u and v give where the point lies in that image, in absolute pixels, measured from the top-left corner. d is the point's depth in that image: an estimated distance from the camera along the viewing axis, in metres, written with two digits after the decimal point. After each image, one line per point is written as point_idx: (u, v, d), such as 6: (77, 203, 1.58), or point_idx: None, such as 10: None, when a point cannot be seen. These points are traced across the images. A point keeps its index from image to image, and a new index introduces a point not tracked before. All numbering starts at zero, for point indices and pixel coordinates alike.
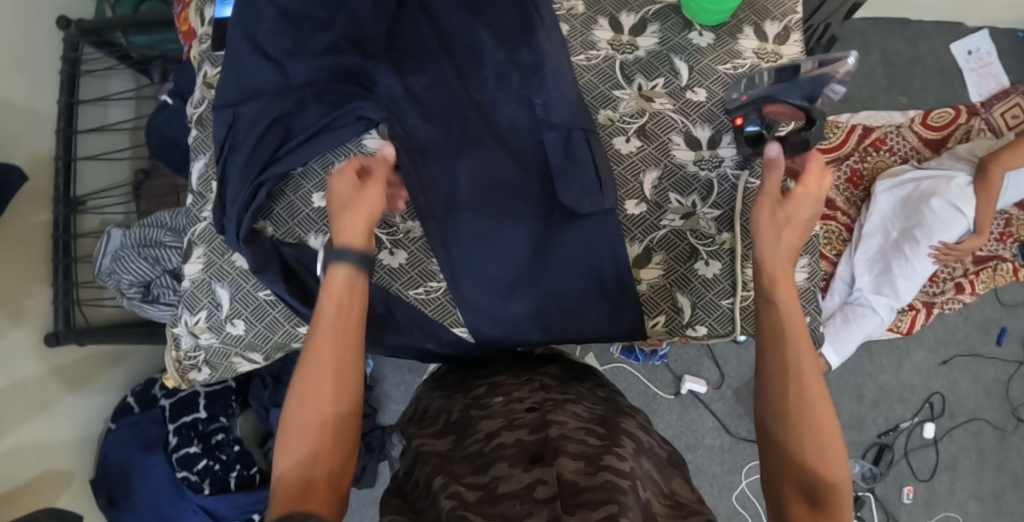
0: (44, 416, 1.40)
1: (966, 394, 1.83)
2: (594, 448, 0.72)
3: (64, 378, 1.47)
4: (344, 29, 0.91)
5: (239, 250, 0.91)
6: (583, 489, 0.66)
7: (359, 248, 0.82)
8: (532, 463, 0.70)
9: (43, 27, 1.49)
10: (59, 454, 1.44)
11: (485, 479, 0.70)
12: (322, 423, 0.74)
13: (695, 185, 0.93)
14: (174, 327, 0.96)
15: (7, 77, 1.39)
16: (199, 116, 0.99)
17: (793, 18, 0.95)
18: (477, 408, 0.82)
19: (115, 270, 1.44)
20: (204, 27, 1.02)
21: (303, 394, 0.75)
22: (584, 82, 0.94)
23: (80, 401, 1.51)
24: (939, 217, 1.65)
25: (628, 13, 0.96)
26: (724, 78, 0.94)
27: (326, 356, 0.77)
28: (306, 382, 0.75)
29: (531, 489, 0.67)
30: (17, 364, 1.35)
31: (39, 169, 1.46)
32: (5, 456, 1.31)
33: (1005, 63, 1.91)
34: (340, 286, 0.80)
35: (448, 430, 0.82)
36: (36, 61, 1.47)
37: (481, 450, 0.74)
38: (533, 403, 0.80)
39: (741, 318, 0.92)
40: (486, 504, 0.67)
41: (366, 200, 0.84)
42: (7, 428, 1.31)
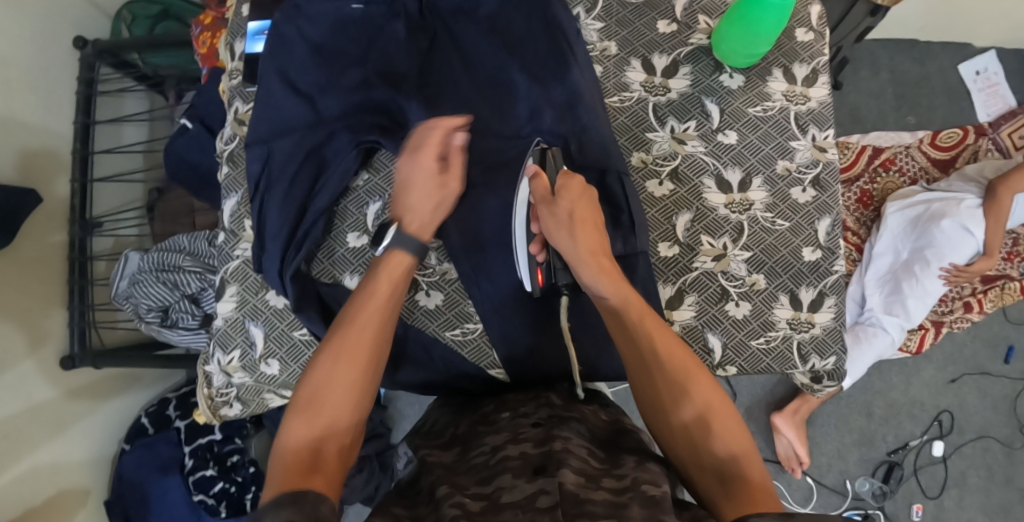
0: (60, 436, 1.40)
1: (974, 411, 1.84)
2: (595, 468, 0.73)
3: (79, 400, 1.47)
4: (376, 64, 0.92)
5: (282, 288, 0.91)
6: (583, 499, 0.66)
7: (421, 240, 0.87)
8: (536, 474, 0.70)
9: (60, 48, 1.48)
10: (74, 475, 1.44)
11: (489, 490, 0.70)
12: (344, 398, 0.76)
13: (726, 227, 0.94)
14: (207, 366, 0.98)
15: (25, 98, 1.38)
16: (231, 153, 0.99)
17: (821, 60, 0.98)
18: (485, 423, 0.84)
19: (132, 294, 1.43)
20: (234, 62, 1.02)
21: (329, 363, 0.77)
22: (617, 124, 0.95)
23: (95, 421, 1.50)
24: (948, 238, 1.64)
25: (660, 54, 0.97)
26: (754, 121, 0.95)
27: (359, 336, 0.79)
28: (341, 355, 0.78)
29: (532, 499, 0.66)
30: (32, 385, 1.34)
31: (56, 190, 1.45)
32: (21, 478, 1.30)
33: (1012, 83, 1.92)
34: (400, 260, 0.85)
35: (454, 442, 0.83)
36: (54, 81, 1.46)
37: (486, 463, 0.75)
38: (538, 419, 0.81)
39: (769, 358, 0.92)
40: (490, 513, 0.66)
41: (445, 193, 0.89)
42: (24, 451, 1.31)
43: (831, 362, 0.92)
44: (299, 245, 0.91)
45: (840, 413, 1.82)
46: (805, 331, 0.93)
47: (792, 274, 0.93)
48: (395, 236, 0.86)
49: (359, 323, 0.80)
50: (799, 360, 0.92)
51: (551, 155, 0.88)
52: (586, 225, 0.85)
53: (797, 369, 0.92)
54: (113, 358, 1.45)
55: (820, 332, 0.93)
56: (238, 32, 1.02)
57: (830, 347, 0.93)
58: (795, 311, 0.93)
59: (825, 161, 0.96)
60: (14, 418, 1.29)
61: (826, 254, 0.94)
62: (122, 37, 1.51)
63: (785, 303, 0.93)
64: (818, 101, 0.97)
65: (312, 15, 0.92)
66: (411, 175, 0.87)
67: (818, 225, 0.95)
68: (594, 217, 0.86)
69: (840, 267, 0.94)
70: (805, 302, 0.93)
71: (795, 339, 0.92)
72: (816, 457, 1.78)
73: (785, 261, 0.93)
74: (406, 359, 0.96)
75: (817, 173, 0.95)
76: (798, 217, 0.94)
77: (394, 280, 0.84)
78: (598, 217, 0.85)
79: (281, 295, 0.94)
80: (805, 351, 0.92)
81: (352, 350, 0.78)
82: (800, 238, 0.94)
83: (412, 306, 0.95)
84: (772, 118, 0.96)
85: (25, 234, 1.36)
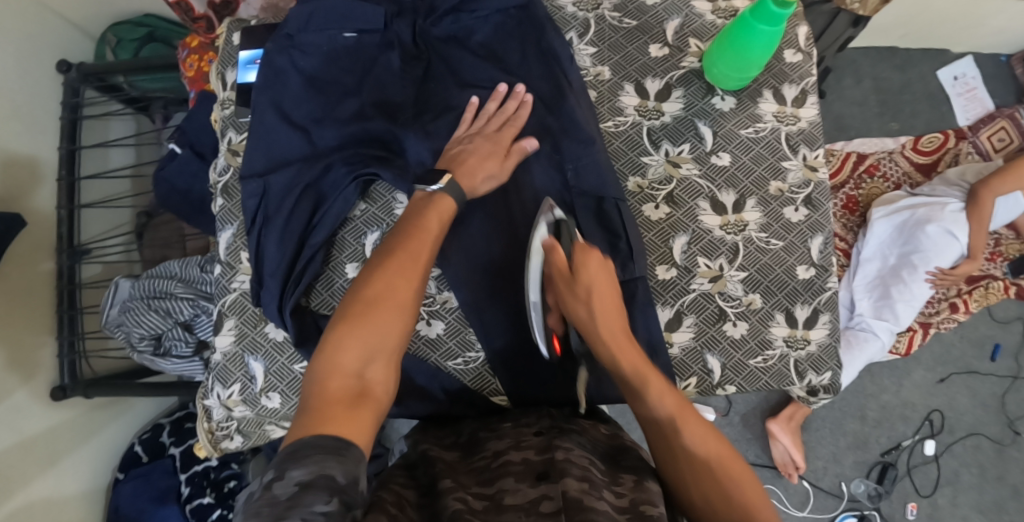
0: (54, 469, 1.38)
1: (964, 410, 1.87)
2: (598, 476, 0.73)
3: (71, 431, 1.44)
4: (371, 95, 0.93)
5: (282, 324, 0.90)
6: (586, 507, 0.66)
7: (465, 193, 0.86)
8: (538, 480, 0.71)
9: (42, 73, 1.44)
10: (69, 508, 1.42)
11: (492, 491, 0.72)
12: (394, 325, 0.74)
13: (721, 248, 0.95)
14: (206, 400, 0.97)
15: (7, 127, 1.34)
16: (225, 184, 0.98)
17: (810, 81, 1.00)
18: (486, 430, 0.86)
19: (122, 323, 1.36)
20: (227, 91, 1.01)
21: (379, 292, 0.75)
22: (613, 148, 0.96)
23: (88, 452, 1.48)
24: (934, 241, 1.67)
25: (653, 78, 0.99)
26: (746, 142, 0.97)
27: (412, 271, 0.78)
28: (391, 285, 0.76)
29: (536, 503, 0.67)
30: (24, 419, 1.32)
31: (42, 219, 1.41)
32: (17, 513, 1.28)
33: (989, 87, 1.96)
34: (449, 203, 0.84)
35: (456, 447, 0.85)
36: (37, 107, 1.42)
37: (488, 466, 0.76)
38: (539, 429, 0.82)
39: (767, 376, 0.93)
40: (493, 513, 0.67)
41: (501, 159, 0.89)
42: (19, 485, 1.29)
43: (827, 377, 0.94)
44: (300, 280, 0.90)
45: (834, 417, 1.84)
46: (801, 348, 0.94)
47: (787, 292, 0.95)
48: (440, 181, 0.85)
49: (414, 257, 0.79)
50: (797, 377, 0.93)
51: (565, 227, 0.87)
52: (605, 302, 0.83)
53: (795, 385, 0.94)
54: (104, 388, 1.41)
55: (815, 349, 0.94)
56: (230, 61, 1.01)
57: (826, 363, 0.94)
58: (791, 328, 0.94)
59: (815, 181, 0.98)
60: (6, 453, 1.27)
61: (819, 272, 0.96)
62: (107, 61, 1.47)
63: (780, 322, 0.94)
64: (808, 121, 0.99)
65: (306, 46, 0.93)
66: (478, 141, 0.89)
67: (810, 244, 0.96)
68: (610, 291, 0.84)
69: (834, 283, 0.96)
70: (800, 319, 0.94)
71: (792, 357, 0.94)
72: (812, 461, 1.80)
73: (779, 279, 0.95)
74: (410, 393, 0.94)
75: (809, 192, 0.97)
76: (792, 236, 0.96)
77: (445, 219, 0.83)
78: (617, 292, 0.83)
79: (280, 327, 0.94)
80: (802, 368, 0.93)
81: (404, 283, 0.77)
82: (793, 257, 0.95)
83: (414, 336, 0.96)
84: (764, 139, 0.98)
85: (9, 264, 1.33)
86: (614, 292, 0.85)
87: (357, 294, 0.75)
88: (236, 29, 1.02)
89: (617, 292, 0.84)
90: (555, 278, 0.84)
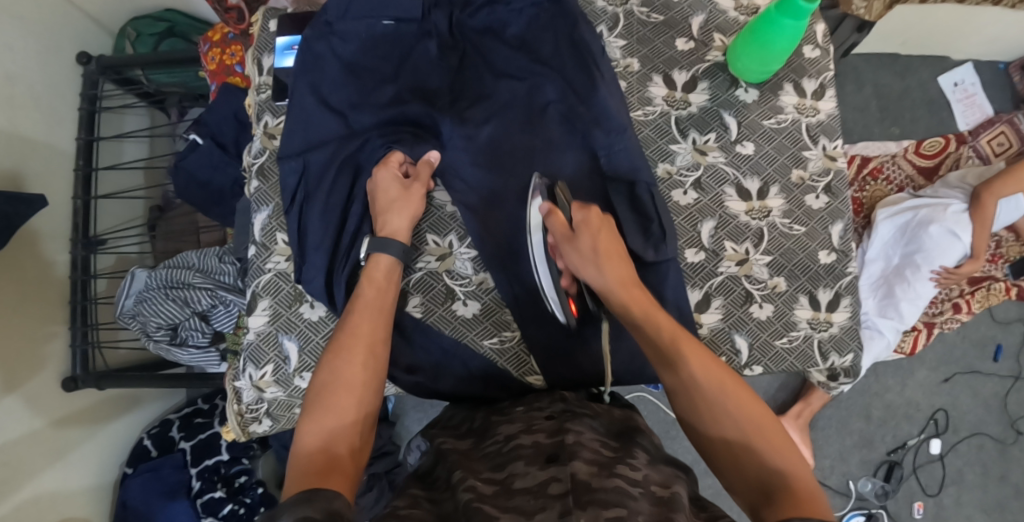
0: (60, 463, 1.34)
1: (968, 410, 1.84)
2: (607, 456, 0.73)
3: (79, 424, 1.40)
4: (409, 82, 0.99)
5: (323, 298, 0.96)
6: (596, 487, 0.66)
7: (403, 244, 0.92)
8: (548, 462, 0.71)
9: (63, 65, 1.43)
10: (76, 502, 1.38)
11: (502, 476, 0.72)
12: (350, 398, 0.77)
13: (747, 233, 1.00)
14: (236, 382, 0.99)
15: (25, 112, 1.32)
16: (260, 167, 1.02)
17: (827, 75, 1.06)
18: (498, 413, 0.88)
19: (138, 313, 1.36)
20: (262, 76, 1.05)
21: (330, 371, 0.79)
22: (643, 136, 1.01)
23: (94, 447, 1.43)
24: (937, 243, 1.64)
25: (679, 70, 1.04)
26: (769, 132, 1.03)
27: (359, 341, 0.82)
28: (339, 362, 0.80)
29: (545, 485, 0.67)
30: (34, 407, 1.29)
31: (56, 208, 1.39)
32: (21, 508, 1.24)
33: (988, 94, 1.99)
34: (385, 260, 0.91)
35: (469, 434, 0.86)
36: (55, 98, 1.40)
37: (500, 451, 0.77)
38: (551, 412, 0.82)
39: (794, 356, 0.98)
40: (502, 497, 0.68)
41: (412, 201, 0.95)
42: (24, 478, 1.25)
43: (849, 359, 1.00)
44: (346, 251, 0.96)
45: (839, 416, 1.80)
46: (824, 330, 0.99)
47: (810, 276, 1.00)
48: (376, 243, 0.91)
49: (357, 328, 0.83)
50: (820, 358, 0.99)
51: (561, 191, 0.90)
52: (609, 254, 0.86)
53: (819, 366, 0.99)
54: (118, 380, 1.38)
55: (838, 330, 1.00)
56: (266, 48, 1.05)
57: (847, 344, 1.00)
58: (815, 311, 1.00)
59: (835, 169, 1.03)
60: (5, 448, 1.22)
61: (840, 256, 1.01)
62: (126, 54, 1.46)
63: (805, 304, 1.00)
64: (826, 114, 1.05)
65: (344, 34, 0.97)
66: (377, 189, 0.94)
67: (831, 230, 1.02)
68: (613, 244, 0.87)
69: (854, 268, 1.02)
70: (823, 302, 1.00)
71: (816, 338, 0.99)
72: (819, 460, 1.77)
73: (803, 264, 1.00)
74: (446, 375, 0.99)
75: (829, 181, 1.03)
76: (814, 222, 1.02)
77: (377, 286, 0.89)
78: (618, 243, 0.86)
79: (317, 308, 0.99)
80: (825, 349, 0.99)
81: (354, 355, 0.81)
82: (816, 242, 1.01)
83: (450, 316, 1.00)
84: (786, 129, 1.03)
85: (20, 251, 1.30)
86: (618, 245, 0.88)
87: (313, 385, 0.79)
88: (272, 16, 1.07)
89: (622, 245, 0.87)
90: (559, 237, 0.87)
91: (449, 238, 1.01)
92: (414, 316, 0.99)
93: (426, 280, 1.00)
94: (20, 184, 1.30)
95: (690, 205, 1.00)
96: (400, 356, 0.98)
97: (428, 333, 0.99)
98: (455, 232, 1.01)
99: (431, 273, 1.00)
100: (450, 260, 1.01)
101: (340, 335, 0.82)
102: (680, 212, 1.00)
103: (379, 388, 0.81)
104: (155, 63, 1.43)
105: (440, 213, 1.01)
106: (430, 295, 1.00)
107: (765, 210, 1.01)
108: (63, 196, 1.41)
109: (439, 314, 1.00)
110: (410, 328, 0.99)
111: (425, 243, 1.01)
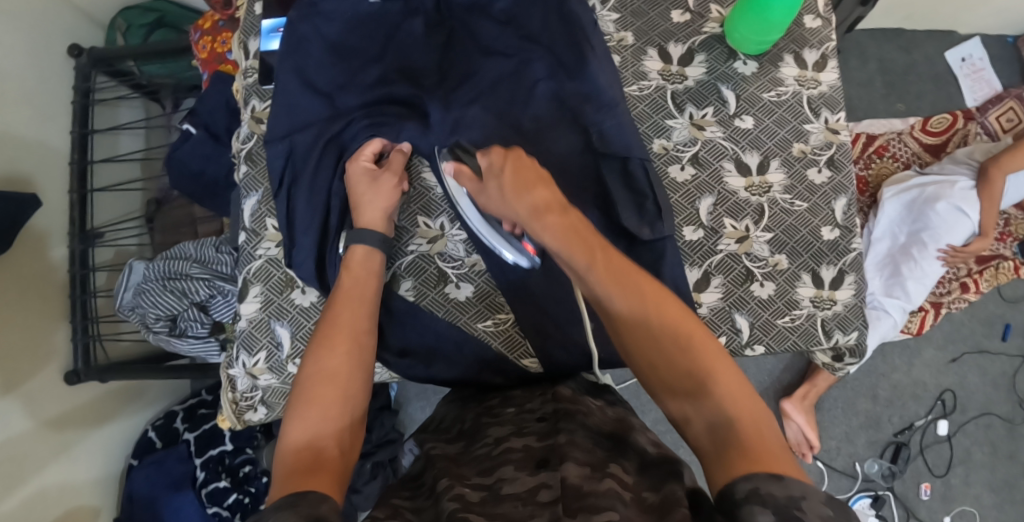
0: (65, 456, 1.33)
1: (975, 389, 1.81)
2: (602, 456, 0.73)
3: (82, 417, 1.39)
4: (396, 60, 0.97)
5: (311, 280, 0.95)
6: (586, 492, 0.65)
7: (379, 234, 0.92)
8: (538, 467, 0.71)
9: (54, 58, 1.40)
10: (84, 494, 1.37)
11: (490, 481, 0.72)
12: (332, 391, 0.77)
13: (747, 209, 0.98)
14: (231, 370, 0.99)
15: (17, 107, 1.29)
16: (248, 152, 1.00)
17: (829, 46, 1.03)
18: (489, 416, 0.87)
19: (138, 305, 1.33)
20: (249, 60, 1.03)
21: (313, 366, 0.79)
22: (637, 112, 0.99)
23: (98, 440, 1.43)
24: (944, 220, 1.61)
25: (675, 43, 1.01)
26: (768, 105, 1.00)
27: (341, 332, 0.83)
28: (321, 354, 0.80)
29: (534, 492, 0.68)
30: (36, 401, 1.28)
31: (51, 203, 1.37)
32: (27, 502, 1.23)
33: (996, 69, 1.93)
34: (361, 249, 0.91)
35: (460, 437, 0.85)
36: (48, 92, 1.38)
37: (489, 454, 0.77)
38: (543, 414, 0.83)
39: (796, 335, 0.96)
40: (489, 504, 0.68)
41: (387, 193, 0.94)
42: (31, 471, 1.25)
43: (854, 337, 0.97)
44: (336, 233, 0.96)
45: (846, 397, 1.78)
46: (828, 308, 0.97)
47: (812, 253, 0.98)
48: (354, 234, 0.91)
49: (334, 315, 0.84)
50: (823, 336, 0.97)
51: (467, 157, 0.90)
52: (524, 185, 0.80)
53: (822, 345, 0.97)
54: (120, 373, 1.37)
55: (842, 308, 0.97)
56: (252, 31, 1.03)
57: (852, 322, 0.97)
58: (817, 289, 0.97)
59: (837, 143, 1.01)
60: (7, 445, 1.20)
61: (844, 232, 0.99)
62: (117, 45, 1.42)
63: (807, 282, 0.97)
64: (828, 85, 1.02)
65: (329, 13, 0.95)
66: (352, 181, 0.94)
67: (834, 205, 0.99)
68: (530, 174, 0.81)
69: (857, 244, 0.99)
70: (826, 280, 0.98)
71: (819, 317, 0.97)
72: (825, 442, 1.75)
73: (805, 240, 0.98)
74: (440, 358, 0.98)
75: (831, 154, 1.00)
76: (816, 197, 0.99)
77: (355, 275, 0.89)
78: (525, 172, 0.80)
79: (308, 293, 0.97)
80: (829, 327, 0.97)
81: (336, 346, 0.81)
82: (818, 218, 0.99)
83: (443, 299, 0.98)
84: (786, 102, 1.01)
85: (18, 247, 1.28)
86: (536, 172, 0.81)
87: (297, 381, 0.79)
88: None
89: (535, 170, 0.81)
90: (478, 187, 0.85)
91: (440, 220, 0.99)
92: (406, 299, 0.98)
93: (417, 263, 0.99)
94: (14, 180, 1.28)
95: (688, 182, 0.98)
96: (394, 339, 0.98)
97: (420, 317, 0.98)
98: (446, 214, 0.99)
99: (423, 256, 0.99)
100: (442, 242, 0.99)
101: (321, 327, 0.83)
102: (676, 188, 0.98)
103: (366, 379, 0.81)
104: (144, 53, 1.40)
105: (431, 195, 0.99)
106: (422, 278, 0.98)
107: (764, 186, 0.99)
108: (57, 190, 1.38)
109: (431, 298, 0.98)
110: (403, 312, 0.98)
111: (415, 225, 0.99)
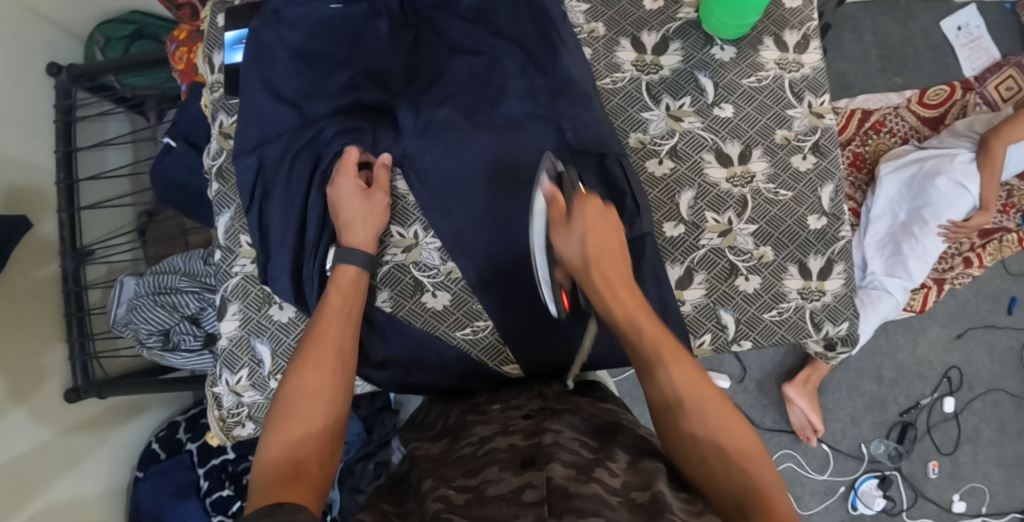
0: (71, 472, 1.32)
1: (982, 366, 1.78)
2: (586, 459, 0.71)
3: (84, 433, 1.37)
4: (361, 65, 0.95)
5: (291, 294, 0.94)
6: (572, 493, 0.63)
7: (367, 254, 0.91)
8: (523, 467, 0.69)
9: (34, 79, 1.37)
10: (90, 508, 1.36)
11: (476, 482, 0.70)
12: (317, 409, 0.76)
13: (729, 202, 0.96)
14: (215, 388, 0.97)
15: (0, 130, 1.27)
16: (219, 168, 0.99)
17: (811, 26, 1.00)
18: (474, 412, 0.86)
19: (130, 320, 1.31)
20: (214, 74, 1.02)
21: (297, 385, 0.77)
22: (612, 106, 0.97)
23: (103, 455, 1.41)
24: (944, 196, 1.56)
25: (649, 32, 0.99)
26: (749, 91, 0.98)
27: (326, 348, 0.81)
28: (306, 372, 0.78)
29: (518, 492, 0.65)
30: (35, 423, 1.26)
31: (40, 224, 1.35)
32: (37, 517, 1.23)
33: (994, 36, 1.87)
34: (351, 269, 0.89)
35: (444, 434, 0.84)
36: (31, 112, 1.36)
37: (474, 454, 0.75)
38: (529, 411, 0.82)
39: (784, 329, 0.94)
40: (473, 507, 0.66)
41: (373, 211, 0.92)
42: (38, 487, 1.24)
43: (845, 328, 0.95)
44: (312, 246, 0.94)
45: (850, 378, 1.75)
46: (816, 300, 0.95)
47: (799, 243, 0.96)
48: (340, 253, 0.89)
49: (324, 338, 0.82)
50: (813, 329, 0.95)
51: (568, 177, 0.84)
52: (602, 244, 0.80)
53: (812, 337, 0.95)
54: (119, 388, 1.35)
55: (831, 299, 0.95)
56: (216, 44, 1.02)
57: (842, 313, 0.95)
58: (805, 280, 0.95)
59: (823, 127, 0.98)
60: (11, 465, 1.19)
61: (832, 221, 0.96)
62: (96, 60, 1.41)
63: (794, 274, 0.95)
64: (811, 67, 0.99)
65: (293, 21, 0.95)
66: (337, 198, 0.92)
67: (821, 192, 0.97)
68: (608, 235, 0.81)
69: (846, 232, 0.97)
70: (814, 271, 0.96)
71: (808, 309, 0.95)
72: (830, 424, 1.72)
73: (791, 231, 0.96)
74: (421, 365, 0.97)
75: (817, 139, 0.98)
76: (801, 185, 0.97)
77: (344, 292, 0.88)
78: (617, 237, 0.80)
79: (286, 308, 0.96)
80: (818, 319, 0.95)
81: (321, 363, 0.79)
82: (804, 207, 0.96)
83: (420, 309, 0.97)
84: (767, 87, 0.98)
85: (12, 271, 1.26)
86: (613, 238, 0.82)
87: (278, 397, 0.77)
88: (221, 10, 1.03)
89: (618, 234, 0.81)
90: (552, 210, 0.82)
91: (414, 229, 0.97)
92: (384, 310, 0.96)
93: (393, 273, 0.97)
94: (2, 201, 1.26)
95: (667, 176, 0.96)
96: (375, 351, 0.96)
97: (400, 328, 0.97)
98: (419, 222, 0.97)
99: (398, 266, 0.97)
100: (416, 251, 0.97)
101: (306, 343, 0.81)
102: (655, 183, 0.96)
103: (348, 395, 0.80)
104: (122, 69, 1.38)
105: (404, 203, 0.97)
106: (398, 288, 0.97)
107: (746, 177, 0.96)
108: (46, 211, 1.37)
109: (408, 308, 0.97)
110: (382, 323, 0.97)
111: (389, 235, 0.97)
